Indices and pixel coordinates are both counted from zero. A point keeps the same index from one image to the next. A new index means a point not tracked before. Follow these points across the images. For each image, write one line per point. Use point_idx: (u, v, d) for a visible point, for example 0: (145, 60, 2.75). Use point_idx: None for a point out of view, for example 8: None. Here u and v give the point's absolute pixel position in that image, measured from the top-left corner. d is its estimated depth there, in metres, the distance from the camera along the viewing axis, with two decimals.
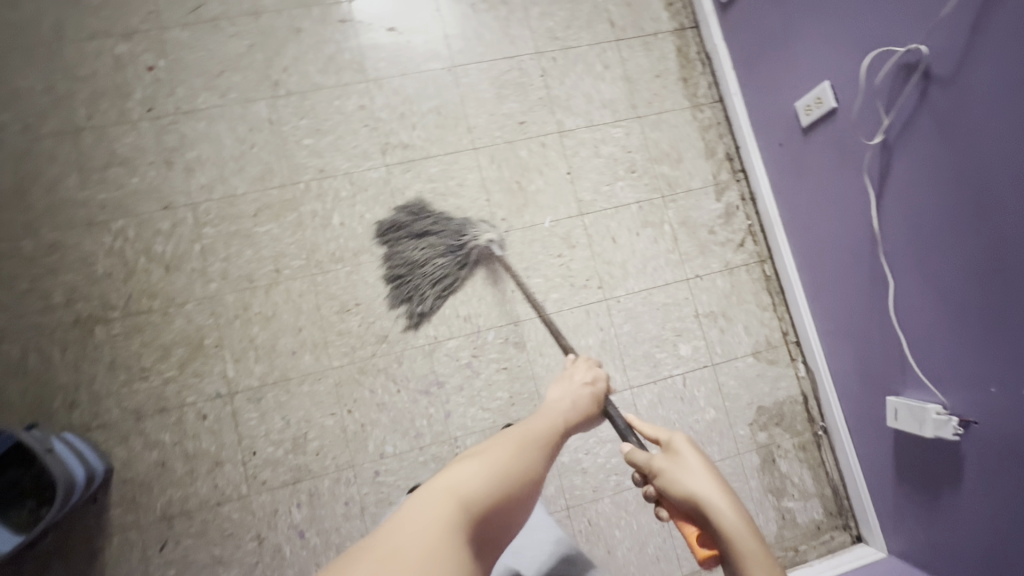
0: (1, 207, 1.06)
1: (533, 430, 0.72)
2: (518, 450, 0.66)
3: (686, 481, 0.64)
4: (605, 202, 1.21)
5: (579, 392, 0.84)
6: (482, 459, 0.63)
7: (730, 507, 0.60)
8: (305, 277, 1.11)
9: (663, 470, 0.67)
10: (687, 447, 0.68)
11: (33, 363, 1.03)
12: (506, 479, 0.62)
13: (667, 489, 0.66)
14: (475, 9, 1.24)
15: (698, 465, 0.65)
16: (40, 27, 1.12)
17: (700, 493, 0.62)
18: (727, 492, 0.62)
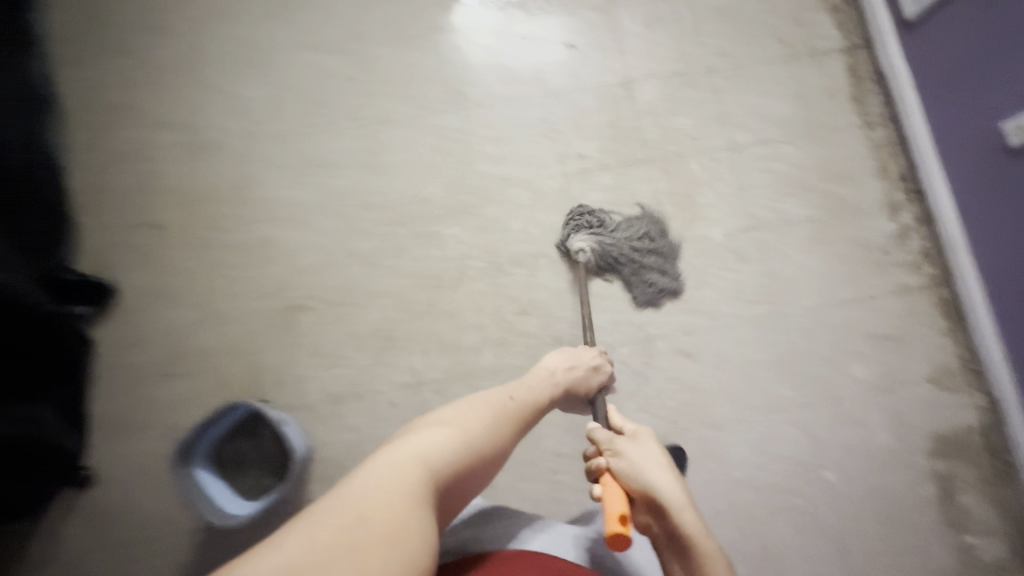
0: (223, 202, 1.17)
1: (513, 409, 0.79)
2: (492, 425, 0.74)
3: (651, 475, 0.71)
4: (775, 218, 1.22)
5: (578, 379, 0.92)
6: (456, 428, 0.70)
7: (676, 493, 0.69)
8: (487, 278, 1.16)
9: (630, 453, 0.75)
10: (650, 440, 0.77)
11: (247, 345, 1.12)
12: (473, 450, 0.69)
13: (625, 476, 0.73)
14: (648, 27, 1.28)
15: (659, 455, 0.74)
16: (259, 41, 1.24)
17: (659, 487, 0.70)
18: (679, 484, 0.70)
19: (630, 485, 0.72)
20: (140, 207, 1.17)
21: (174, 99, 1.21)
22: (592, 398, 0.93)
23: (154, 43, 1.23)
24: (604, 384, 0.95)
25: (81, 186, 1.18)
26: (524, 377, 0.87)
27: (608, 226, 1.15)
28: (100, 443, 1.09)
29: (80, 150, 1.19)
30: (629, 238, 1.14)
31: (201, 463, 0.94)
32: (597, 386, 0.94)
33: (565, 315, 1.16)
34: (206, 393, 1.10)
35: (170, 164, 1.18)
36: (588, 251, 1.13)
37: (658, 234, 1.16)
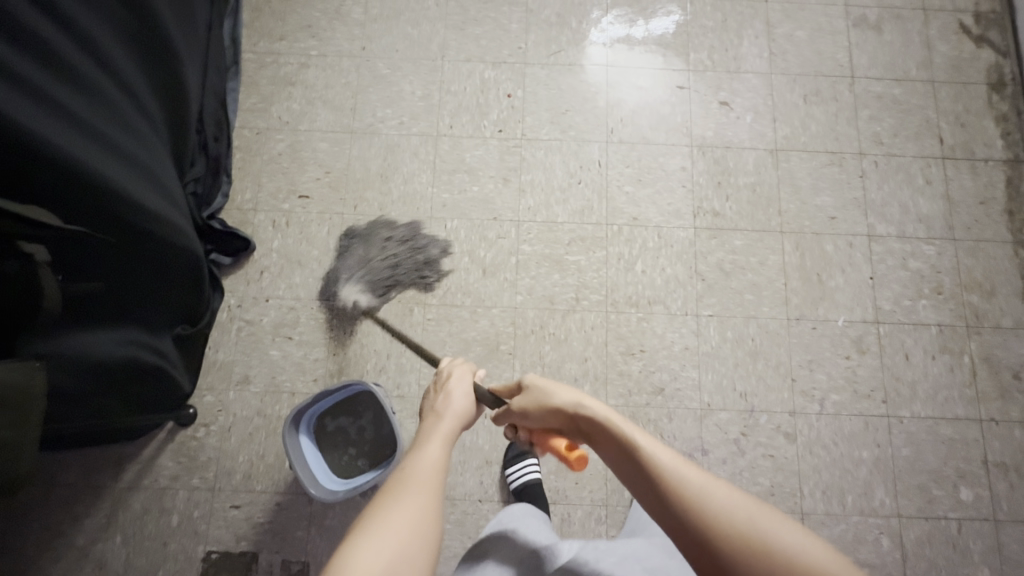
0: (365, 186, 1.22)
1: (412, 469, 0.64)
2: (403, 503, 0.59)
3: (551, 398, 0.72)
4: (903, 316, 1.18)
5: (459, 397, 0.79)
6: (371, 529, 0.55)
7: (587, 402, 0.68)
8: (600, 311, 1.17)
9: (528, 394, 0.74)
10: (539, 379, 0.75)
11: (359, 324, 1.15)
12: (413, 539, 0.55)
13: (541, 416, 0.72)
14: (805, 100, 1.28)
15: (552, 381, 0.73)
16: (429, 43, 1.30)
17: (571, 405, 0.69)
18: (578, 392, 0.70)
19: (542, 418, 0.72)
20: (289, 174, 1.23)
21: (341, 82, 1.28)
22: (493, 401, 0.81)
23: (334, 26, 1.31)
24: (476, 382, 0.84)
25: (240, 143, 1.25)
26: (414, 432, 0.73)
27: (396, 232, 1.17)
28: (205, 386, 1.13)
29: (246, 110, 1.27)
30: (373, 261, 1.14)
31: (304, 432, 0.98)
32: (478, 391, 0.82)
33: (669, 366, 1.15)
34: (312, 362, 1.14)
35: (325, 140, 1.25)
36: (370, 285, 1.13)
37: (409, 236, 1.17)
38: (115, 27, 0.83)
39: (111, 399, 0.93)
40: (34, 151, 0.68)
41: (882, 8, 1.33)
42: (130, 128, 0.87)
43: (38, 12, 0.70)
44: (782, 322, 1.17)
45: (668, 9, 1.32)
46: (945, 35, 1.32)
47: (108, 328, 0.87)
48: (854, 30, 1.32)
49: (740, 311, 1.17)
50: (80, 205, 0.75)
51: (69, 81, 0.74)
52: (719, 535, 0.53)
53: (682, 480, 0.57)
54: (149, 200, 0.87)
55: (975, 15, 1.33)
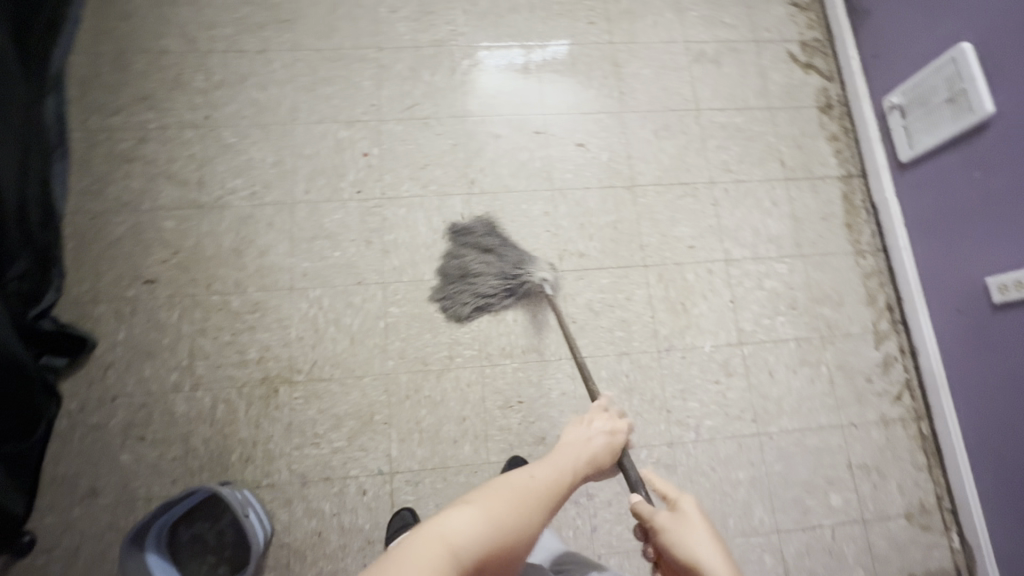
0: (218, 263, 1.16)
1: (541, 483, 0.70)
2: (515, 501, 0.66)
3: (695, 551, 0.67)
4: (764, 334, 1.23)
5: (602, 443, 0.84)
6: (483, 509, 0.63)
7: (728, 573, 0.64)
8: (475, 367, 1.15)
9: (669, 529, 0.71)
10: (694, 510, 0.72)
11: (221, 413, 1.09)
12: (505, 538, 0.62)
13: (668, 546, 0.70)
14: (656, 135, 1.33)
15: (705, 525, 0.70)
16: (278, 107, 1.26)
17: (707, 561, 0.66)
18: (728, 559, 0.66)
19: (672, 554, 0.69)
20: (131, 258, 1.15)
21: (185, 154, 1.22)
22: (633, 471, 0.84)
23: (174, 96, 1.25)
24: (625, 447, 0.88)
25: (73, 230, 1.16)
26: (551, 451, 0.79)
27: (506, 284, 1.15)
28: (46, 505, 1.02)
29: (79, 193, 1.18)
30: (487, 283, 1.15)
31: (153, 548, 0.91)
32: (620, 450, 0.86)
33: (548, 413, 1.15)
34: (169, 462, 1.06)
35: (170, 218, 1.18)
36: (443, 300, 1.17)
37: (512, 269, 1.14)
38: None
39: None
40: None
41: (719, 42, 1.41)
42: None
43: None
44: (653, 355, 1.19)
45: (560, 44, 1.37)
46: (777, 64, 1.42)
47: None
48: (695, 65, 1.39)
49: (613, 349, 1.19)
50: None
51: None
52: None
53: None
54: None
55: (801, 44, 1.44)
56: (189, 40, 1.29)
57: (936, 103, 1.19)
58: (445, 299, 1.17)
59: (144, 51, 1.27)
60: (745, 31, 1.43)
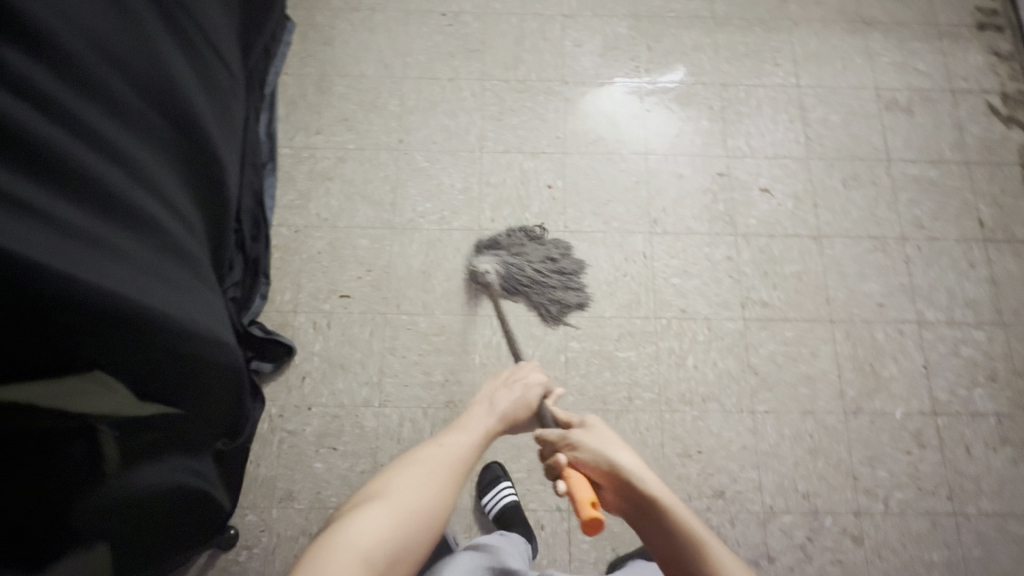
0: (408, 283, 1.19)
1: (448, 456, 0.77)
2: (427, 479, 0.73)
3: (610, 455, 0.75)
4: (961, 406, 1.15)
5: (515, 401, 0.90)
6: (392, 500, 0.69)
7: (636, 463, 0.74)
8: (653, 411, 1.13)
9: (586, 441, 0.78)
10: (603, 425, 0.81)
11: (407, 432, 1.11)
12: (417, 520, 0.68)
13: (590, 460, 0.76)
14: (845, 184, 1.28)
15: (614, 435, 0.79)
16: (467, 134, 1.29)
17: (626, 464, 0.73)
18: (634, 453, 0.75)
19: (593, 467, 0.76)
20: (328, 273, 1.20)
21: (379, 175, 1.26)
22: (547, 420, 0.91)
23: (370, 119, 1.30)
24: (543, 394, 0.94)
25: (277, 242, 1.22)
26: (462, 418, 0.86)
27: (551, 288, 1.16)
28: (246, 504, 1.08)
29: (283, 207, 1.24)
30: (532, 260, 1.17)
31: None
32: (536, 404, 0.92)
33: (728, 466, 1.11)
34: (358, 475, 1.09)
35: (365, 237, 1.22)
36: (560, 255, 1.20)
37: (518, 283, 1.15)
38: (156, 145, 0.76)
39: (164, 538, 0.88)
40: (71, 308, 0.59)
41: (911, 90, 1.35)
42: (175, 251, 0.77)
43: (97, 161, 0.64)
44: (840, 416, 1.14)
45: (672, 75, 1.34)
46: (975, 117, 1.34)
47: (146, 470, 0.77)
48: (886, 113, 1.33)
49: (796, 406, 1.14)
50: (116, 353, 0.66)
51: (116, 219, 0.67)
52: None
53: (714, 554, 0.65)
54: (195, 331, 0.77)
55: (1003, 96, 1.36)
56: (385, 64, 1.34)
57: None
58: (567, 264, 1.19)
59: (345, 74, 1.33)
60: (941, 81, 1.36)
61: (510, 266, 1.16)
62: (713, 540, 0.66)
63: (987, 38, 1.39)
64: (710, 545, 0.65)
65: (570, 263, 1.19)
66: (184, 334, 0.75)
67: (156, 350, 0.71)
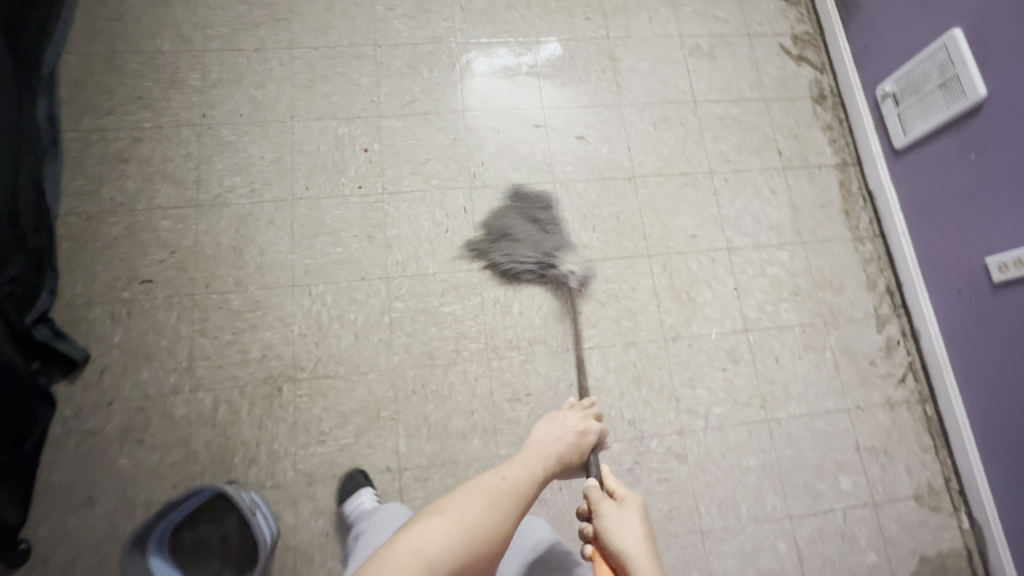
0: (217, 261, 1.14)
1: (510, 488, 0.70)
2: (491, 507, 0.66)
3: (628, 539, 0.68)
4: (769, 321, 1.24)
5: (568, 445, 0.82)
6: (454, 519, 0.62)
7: (642, 547, 0.67)
8: (481, 360, 1.14)
9: (603, 517, 0.72)
10: (636, 509, 0.73)
11: (222, 414, 1.06)
12: (474, 550, 0.61)
13: (604, 536, 0.70)
14: (655, 127, 1.35)
15: (640, 526, 0.70)
16: (276, 104, 1.25)
17: (631, 554, 0.66)
18: (650, 539, 0.68)
19: (611, 548, 0.68)
20: (126, 259, 1.12)
21: (181, 153, 1.20)
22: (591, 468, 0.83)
23: (169, 95, 1.23)
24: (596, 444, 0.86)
25: (66, 230, 1.13)
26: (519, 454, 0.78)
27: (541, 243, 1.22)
28: (37, 517, 0.98)
29: (72, 193, 1.15)
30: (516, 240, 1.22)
31: (156, 551, 0.87)
32: (585, 453, 0.84)
33: (557, 405, 1.14)
34: (169, 468, 1.01)
35: (168, 218, 1.15)
36: (546, 226, 1.24)
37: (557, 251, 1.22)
38: None
39: None
40: None
41: (713, 37, 1.44)
42: None
43: None
44: (660, 343, 1.20)
45: (550, 47, 1.37)
46: (770, 57, 1.44)
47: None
48: (690, 59, 1.41)
49: (619, 339, 1.19)
50: None
51: None
52: None
53: None
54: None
55: (792, 37, 1.47)
56: (183, 38, 1.27)
57: (929, 89, 1.20)
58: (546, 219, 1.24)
59: (139, 50, 1.25)
60: (739, 26, 1.45)
61: (507, 260, 1.20)
62: None
63: None
64: None
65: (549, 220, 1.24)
66: None
67: None
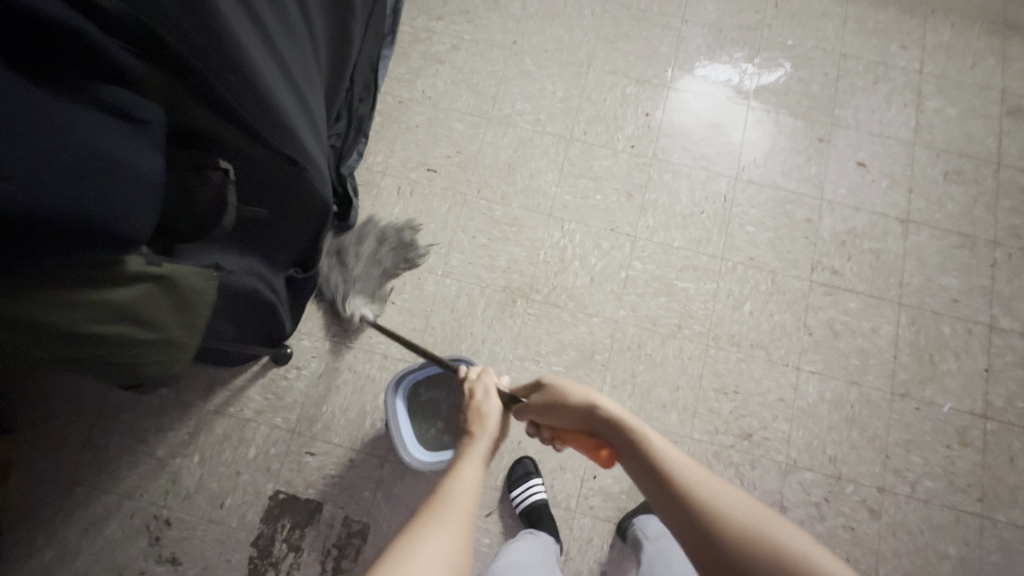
0: (492, 173, 1.25)
1: (450, 495, 0.68)
2: (430, 521, 0.62)
3: (574, 400, 0.76)
4: (1015, 416, 1.13)
5: (490, 406, 0.83)
6: (401, 551, 0.57)
7: (592, 398, 0.74)
8: (699, 343, 1.15)
9: (546, 402, 0.78)
10: (560, 379, 0.80)
11: (462, 304, 1.17)
12: (439, 564, 0.57)
13: (558, 411, 0.77)
14: (945, 177, 1.25)
15: (571, 383, 0.79)
16: (578, 49, 1.33)
17: (592, 400, 0.74)
18: (593, 393, 0.75)
19: (569, 416, 0.76)
20: (422, 147, 1.26)
21: (488, 69, 1.31)
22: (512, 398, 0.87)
23: (490, 16, 1.35)
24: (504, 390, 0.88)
25: (382, 108, 1.29)
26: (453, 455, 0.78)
27: (373, 256, 1.17)
28: (303, 331, 1.16)
29: (393, 79, 1.31)
30: (360, 254, 1.17)
31: (402, 394, 1.00)
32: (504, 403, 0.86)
33: (761, 413, 1.12)
34: (410, 331, 1.16)
35: (462, 121, 1.28)
36: (385, 230, 1.19)
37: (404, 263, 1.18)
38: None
39: (234, 329, 0.93)
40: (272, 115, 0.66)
41: None
42: (304, 54, 0.81)
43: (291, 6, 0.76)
44: (885, 395, 1.13)
45: (776, 73, 1.32)
46: None
47: (187, 252, 0.69)
48: (1007, 117, 1.29)
49: (844, 375, 1.14)
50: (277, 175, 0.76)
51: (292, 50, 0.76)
52: (706, 519, 0.58)
53: (682, 473, 0.63)
54: (279, 93, 0.68)
55: None
56: None
57: None
58: (397, 233, 1.19)
59: None
60: None
61: (362, 274, 1.16)
62: (681, 459, 0.65)
63: None
64: (665, 450, 0.66)
65: (401, 231, 1.20)
66: (320, 191, 0.83)
67: (303, 200, 0.83)
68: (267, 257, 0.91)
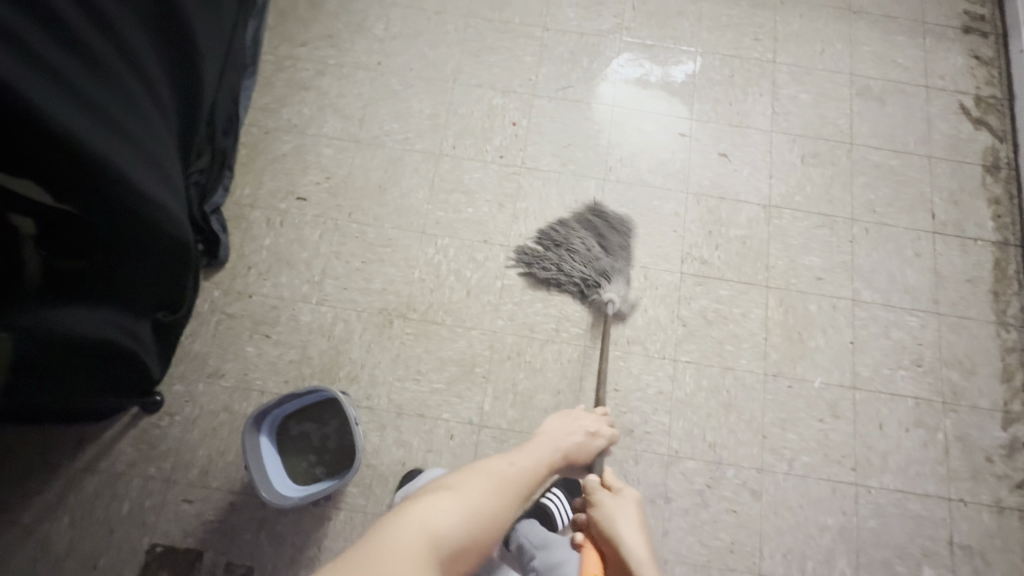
0: (363, 196, 1.24)
1: (515, 471, 0.77)
2: (491, 489, 0.72)
3: (621, 528, 0.79)
4: (881, 384, 1.17)
5: (575, 444, 0.91)
6: (456, 494, 0.69)
7: (639, 542, 0.77)
8: (577, 345, 1.17)
9: (598, 509, 0.82)
10: (632, 501, 0.83)
11: (338, 330, 1.16)
12: (485, 523, 0.68)
13: (600, 523, 0.81)
14: (804, 160, 1.30)
15: (634, 516, 0.81)
16: (443, 65, 1.34)
17: (629, 541, 0.77)
18: (644, 539, 0.78)
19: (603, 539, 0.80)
20: (290, 176, 1.25)
21: (354, 92, 1.31)
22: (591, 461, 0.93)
23: (353, 39, 1.35)
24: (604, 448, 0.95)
25: (247, 140, 1.27)
26: (524, 445, 0.85)
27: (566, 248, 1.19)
28: (175, 375, 1.13)
29: (257, 109, 1.29)
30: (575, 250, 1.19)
31: (267, 432, 0.98)
32: (587, 447, 0.92)
33: (642, 407, 1.14)
34: (286, 364, 1.14)
35: (330, 146, 1.27)
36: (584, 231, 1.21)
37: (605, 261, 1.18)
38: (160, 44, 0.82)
39: (96, 386, 0.88)
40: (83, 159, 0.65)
41: (887, 81, 1.37)
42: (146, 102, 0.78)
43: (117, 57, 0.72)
44: (759, 377, 1.17)
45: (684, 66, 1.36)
46: (946, 114, 1.35)
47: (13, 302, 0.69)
48: (856, 99, 1.35)
49: (718, 361, 1.17)
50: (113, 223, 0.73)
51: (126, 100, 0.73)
52: None
53: None
54: (93, 141, 0.66)
55: (976, 98, 1.36)
56: None
57: None
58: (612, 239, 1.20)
59: None
60: (917, 75, 1.38)
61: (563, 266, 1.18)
62: None
63: (970, 40, 1.40)
64: None
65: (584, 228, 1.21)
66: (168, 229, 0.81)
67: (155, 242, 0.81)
68: (135, 312, 0.87)
